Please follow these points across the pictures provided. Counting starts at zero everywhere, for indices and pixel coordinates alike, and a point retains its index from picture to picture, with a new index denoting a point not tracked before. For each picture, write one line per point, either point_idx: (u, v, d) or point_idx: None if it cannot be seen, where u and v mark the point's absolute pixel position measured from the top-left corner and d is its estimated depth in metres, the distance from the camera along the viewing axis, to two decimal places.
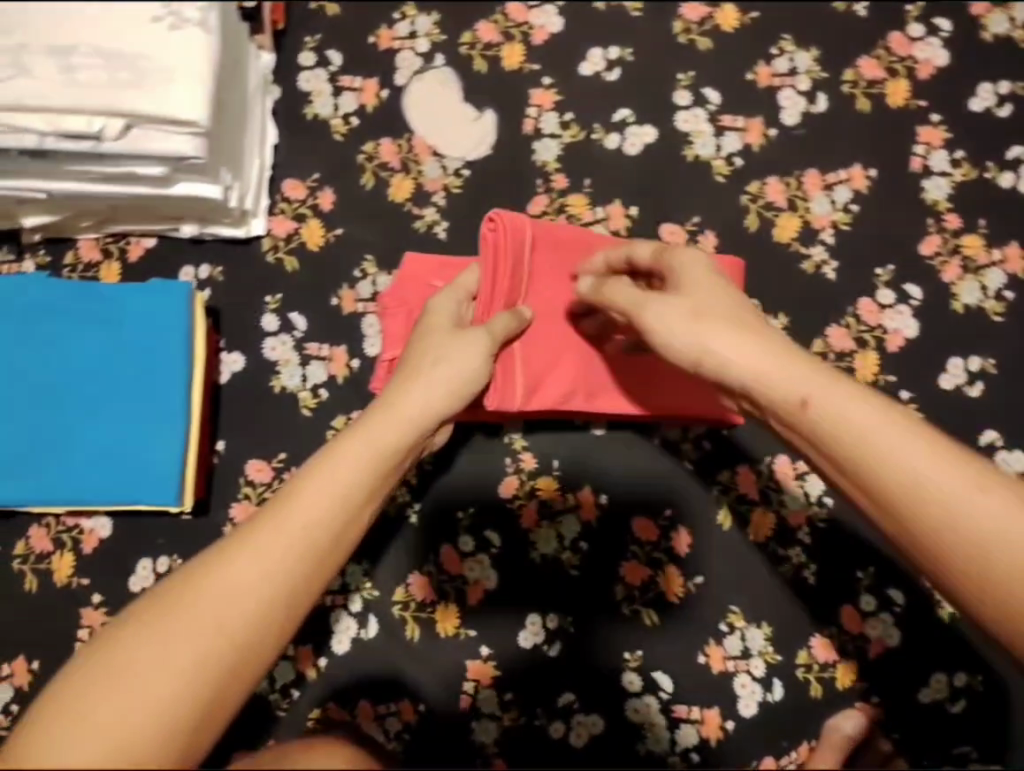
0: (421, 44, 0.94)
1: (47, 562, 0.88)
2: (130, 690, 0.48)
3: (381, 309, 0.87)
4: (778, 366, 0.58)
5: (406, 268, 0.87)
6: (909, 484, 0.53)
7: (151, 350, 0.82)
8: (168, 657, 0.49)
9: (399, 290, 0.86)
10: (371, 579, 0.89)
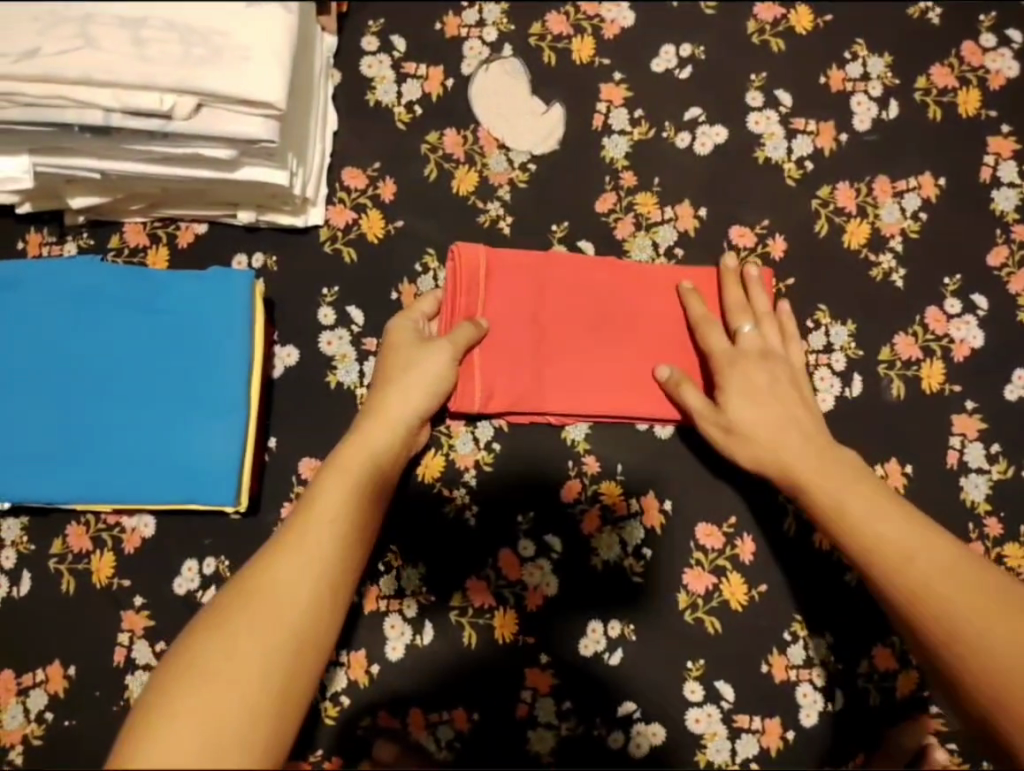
0: (489, 33, 0.92)
1: (86, 561, 0.84)
2: (200, 696, 0.52)
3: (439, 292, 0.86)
4: (783, 435, 0.78)
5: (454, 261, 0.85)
6: (873, 539, 0.72)
7: (207, 340, 0.79)
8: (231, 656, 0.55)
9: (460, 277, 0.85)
10: (427, 583, 0.86)
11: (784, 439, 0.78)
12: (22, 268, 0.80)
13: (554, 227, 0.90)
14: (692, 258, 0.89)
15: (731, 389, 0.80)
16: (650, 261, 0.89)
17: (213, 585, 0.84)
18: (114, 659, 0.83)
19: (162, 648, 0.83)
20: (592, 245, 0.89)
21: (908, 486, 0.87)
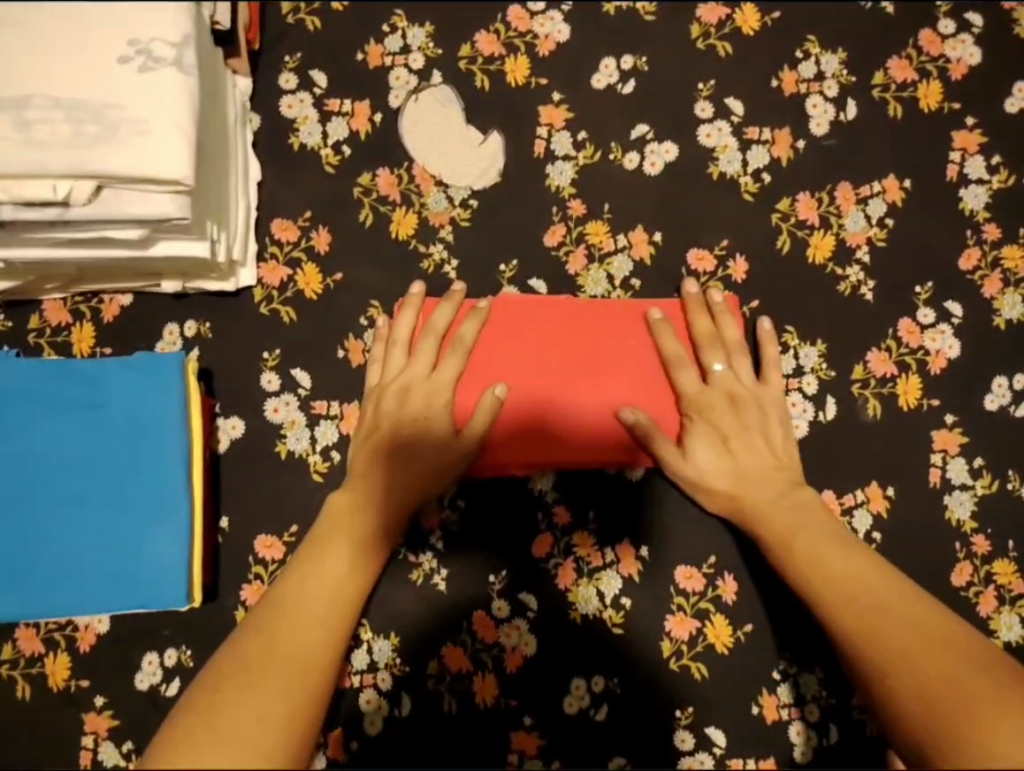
0: (415, 59, 0.86)
1: (39, 664, 0.79)
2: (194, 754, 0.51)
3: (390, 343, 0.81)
4: (766, 493, 0.77)
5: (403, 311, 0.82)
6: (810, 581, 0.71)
7: (139, 430, 0.74)
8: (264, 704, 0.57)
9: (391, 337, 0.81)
10: (401, 653, 0.82)
11: (745, 483, 0.78)
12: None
13: (502, 267, 0.84)
14: (651, 288, 0.84)
15: (687, 431, 0.79)
16: (607, 294, 0.84)
17: (177, 677, 0.80)
18: (80, 763, 0.79)
19: (129, 746, 0.79)
20: (544, 283, 0.84)
21: (890, 509, 0.83)
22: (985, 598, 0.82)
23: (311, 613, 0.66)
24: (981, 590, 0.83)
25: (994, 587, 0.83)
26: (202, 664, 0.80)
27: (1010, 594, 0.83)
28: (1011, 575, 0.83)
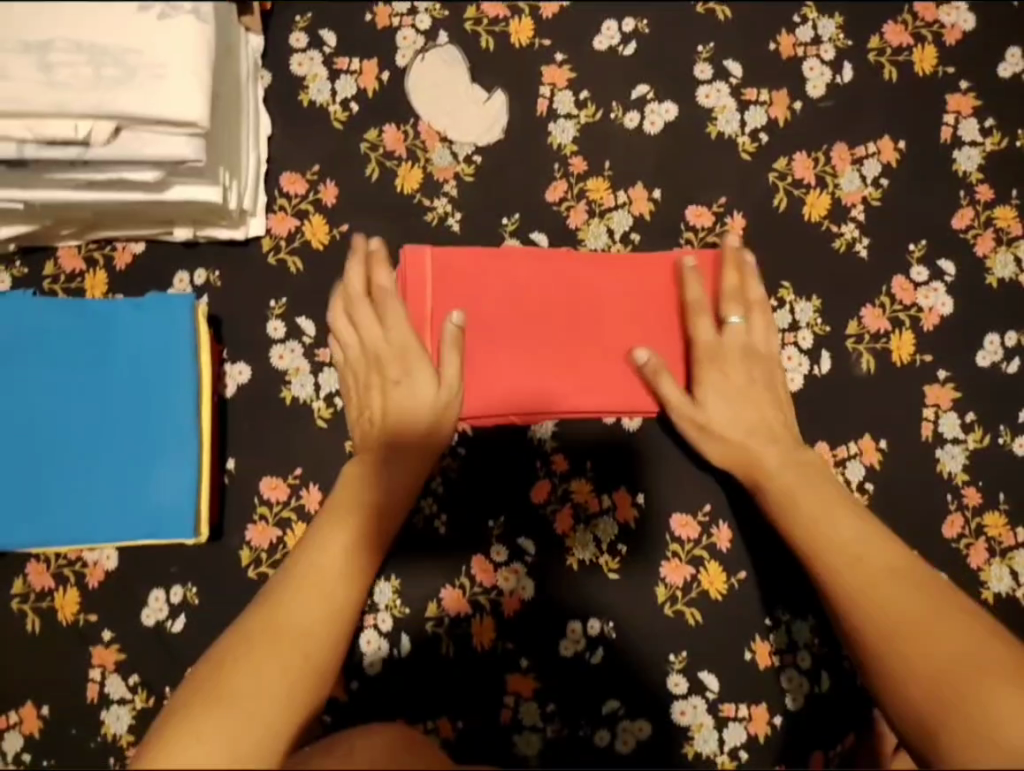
0: (422, 20, 0.88)
1: (49, 599, 0.82)
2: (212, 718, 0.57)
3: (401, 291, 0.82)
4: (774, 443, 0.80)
5: (404, 266, 0.82)
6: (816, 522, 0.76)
7: (152, 369, 0.76)
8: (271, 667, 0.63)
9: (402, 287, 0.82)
10: (401, 595, 0.84)
11: (755, 431, 0.80)
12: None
13: (505, 221, 0.87)
14: (649, 243, 0.86)
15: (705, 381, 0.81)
16: (606, 248, 0.86)
17: (182, 614, 0.82)
18: (87, 695, 0.81)
19: (135, 680, 0.81)
20: (545, 237, 0.86)
21: (883, 462, 0.85)
22: (976, 550, 0.84)
23: (320, 580, 0.72)
24: (971, 542, 0.84)
25: (984, 539, 0.84)
26: (207, 602, 0.82)
27: (999, 546, 0.84)
28: (1001, 528, 0.84)
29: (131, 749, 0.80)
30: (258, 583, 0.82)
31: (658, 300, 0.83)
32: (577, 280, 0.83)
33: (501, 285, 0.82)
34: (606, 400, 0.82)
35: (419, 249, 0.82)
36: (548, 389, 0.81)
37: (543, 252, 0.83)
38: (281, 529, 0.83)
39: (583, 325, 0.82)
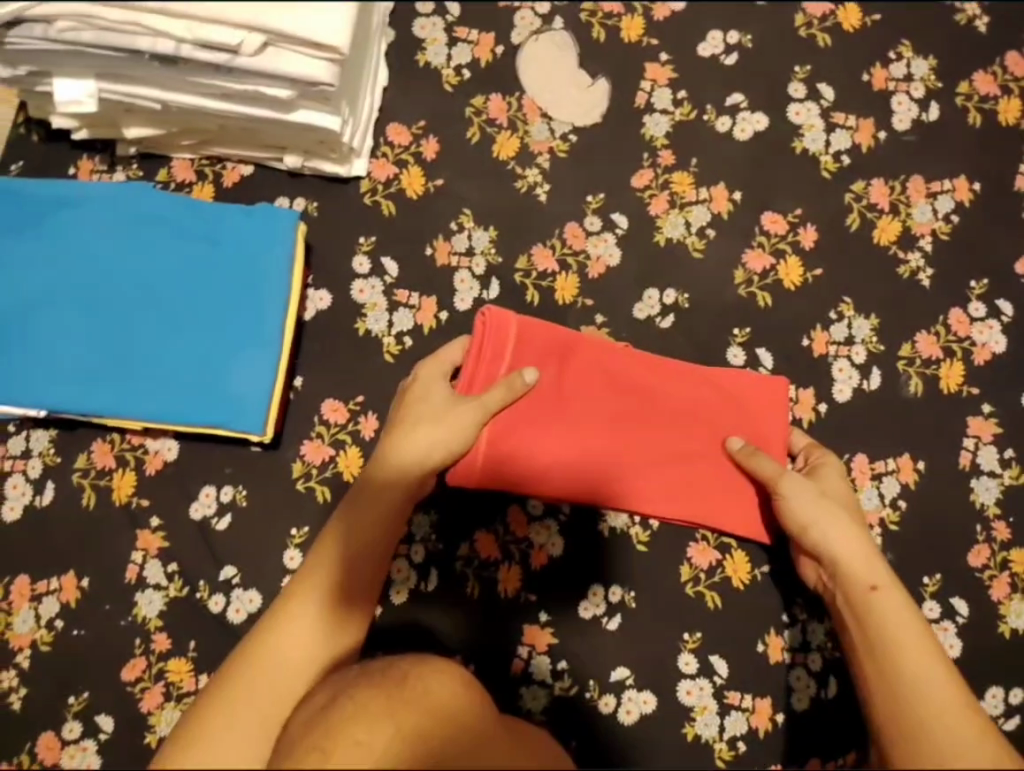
0: (542, 6, 0.95)
1: (108, 477, 0.86)
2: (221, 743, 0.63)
3: (474, 350, 0.82)
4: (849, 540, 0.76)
5: (483, 324, 0.82)
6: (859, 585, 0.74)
7: (253, 268, 0.81)
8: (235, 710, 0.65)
9: (481, 346, 0.81)
10: (436, 531, 0.87)
11: (868, 563, 0.75)
12: (76, 191, 0.82)
13: (590, 198, 0.91)
14: (724, 240, 0.91)
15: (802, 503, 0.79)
16: (682, 238, 0.91)
17: (229, 513, 0.85)
18: (125, 576, 0.84)
19: (173, 568, 0.84)
20: (625, 218, 0.91)
21: (918, 483, 0.87)
22: (998, 583, 0.85)
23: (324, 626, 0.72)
24: (995, 575, 0.86)
25: (1008, 574, 0.86)
26: (255, 505, 0.85)
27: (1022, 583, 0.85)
28: None
29: (158, 633, 0.83)
30: (305, 497, 0.86)
31: (719, 420, 0.85)
32: (612, 431, 0.83)
33: (564, 368, 0.83)
34: (651, 501, 0.83)
35: (503, 313, 0.82)
36: (593, 478, 0.83)
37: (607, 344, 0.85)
38: (335, 449, 0.87)
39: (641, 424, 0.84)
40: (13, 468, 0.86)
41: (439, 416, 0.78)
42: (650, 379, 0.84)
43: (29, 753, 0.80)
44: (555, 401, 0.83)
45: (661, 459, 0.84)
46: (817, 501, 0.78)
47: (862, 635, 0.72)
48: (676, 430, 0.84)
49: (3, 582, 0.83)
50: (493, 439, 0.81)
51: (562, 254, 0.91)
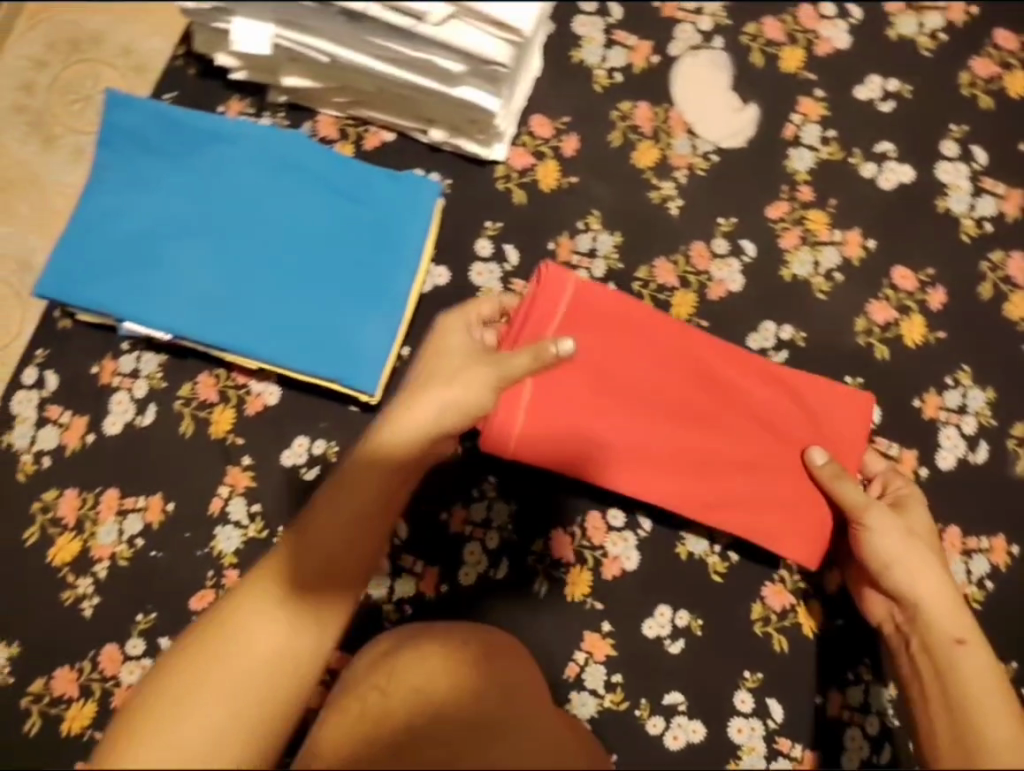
0: (704, 22, 0.93)
1: (208, 410, 0.87)
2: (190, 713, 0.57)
3: (528, 302, 0.80)
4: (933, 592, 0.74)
5: (542, 279, 0.81)
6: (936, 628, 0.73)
7: (391, 228, 0.82)
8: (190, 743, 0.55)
9: (533, 304, 0.80)
10: (514, 521, 0.87)
11: (941, 601, 0.74)
12: (222, 128, 0.83)
13: (721, 221, 0.91)
14: (851, 286, 0.89)
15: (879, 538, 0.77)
16: (808, 277, 0.89)
17: (319, 466, 0.87)
18: (209, 507, 0.86)
19: (256, 509, 0.86)
20: (754, 247, 0.90)
21: (1009, 567, 0.85)
22: None
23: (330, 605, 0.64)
24: None
25: None
26: (344, 463, 0.87)
27: None
28: None
29: (231, 570, 0.85)
30: None
31: (787, 431, 0.82)
32: (665, 418, 0.81)
33: (630, 341, 0.81)
34: (697, 495, 0.81)
35: (561, 272, 0.80)
36: (636, 464, 0.81)
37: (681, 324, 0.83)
38: None
39: (704, 420, 0.81)
40: (119, 384, 0.87)
41: (454, 374, 0.73)
42: (710, 364, 0.82)
43: (90, 661, 0.82)
44: (607, 379, 0.81)
45: (714, 458, 0.81)
46: (905, 541, 0.76)
47: (937, 681, 0.71)
48: (734, 427, 0.82)
49: (93, 491, 0.85)
50: (537, 402, 0.79)
51: (684, 271, 0.90)
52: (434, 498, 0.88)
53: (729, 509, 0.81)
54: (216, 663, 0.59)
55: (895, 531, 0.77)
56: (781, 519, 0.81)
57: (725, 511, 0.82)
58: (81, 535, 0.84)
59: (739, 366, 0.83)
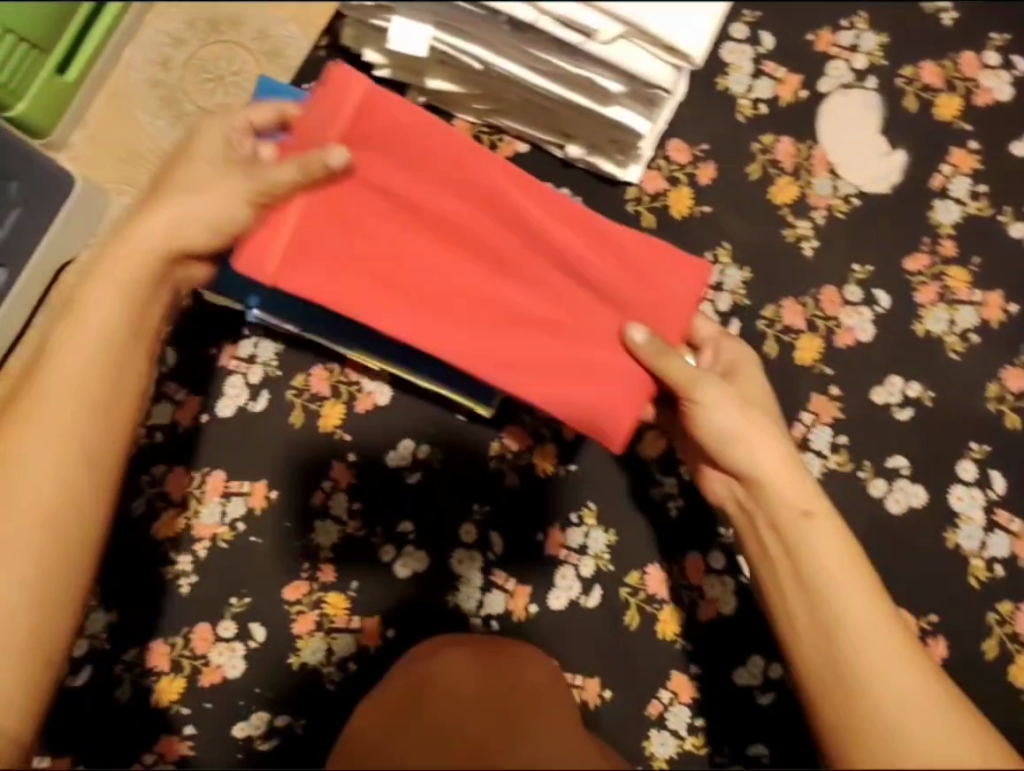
0: (859, 60, 0.90)
1: (318, 404, 0.88)
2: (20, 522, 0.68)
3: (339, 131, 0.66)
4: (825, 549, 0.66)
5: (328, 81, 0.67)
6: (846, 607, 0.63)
7: None
8: (31, 488, 0.69)
9: (327, 112, 0.66)
10: (610, 551, 0.87)
11: (848, 554, 0.66)
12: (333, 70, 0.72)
13: (856, 268, 0.88)
14: (985, 349, 0.86)
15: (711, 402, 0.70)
16: (941, 335, 0.87)
17: (421, 470, 0.87)
18: (311, 499, 0.86)
19: (356, 507, 0.86)
20: (887, 298, 0.88)
21: None
22: None
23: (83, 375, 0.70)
24: None
25: None
26: (448, 470, 0.87)
27: None
28: None
29: (326, 564, 0.85)
30: (496, 478, 0.87)
31: (604, 280, 0.70)
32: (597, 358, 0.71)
33: (493, 219, 0.69)
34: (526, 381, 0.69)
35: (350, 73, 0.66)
36: (412, 313, 0.68)
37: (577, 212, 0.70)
38: (535, 441, 0.88)
39: (472, 244, 0.69)
40: (235, 367, 0.88)
41: (199, 184, 0.70)
42: (551, 228, 0.69)
43: (183, 637, 0.84)
44: (382, 206, 0.68)
45: (461, 282, 0.69)
46: (744, 414, 0.70)
47: (813, 598, 0.65)
48: (532, 277, 0.70)
49: (201, 470, 0.86)
50: (304, 226, 0.67)
51: (812, 315, 0.88)
52: (532, 519, 0.87)
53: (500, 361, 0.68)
54: (32, 432, 0.69)
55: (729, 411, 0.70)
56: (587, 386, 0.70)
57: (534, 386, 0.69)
58: (185, 513, 0.85)
59: (567, 218, 0.70)
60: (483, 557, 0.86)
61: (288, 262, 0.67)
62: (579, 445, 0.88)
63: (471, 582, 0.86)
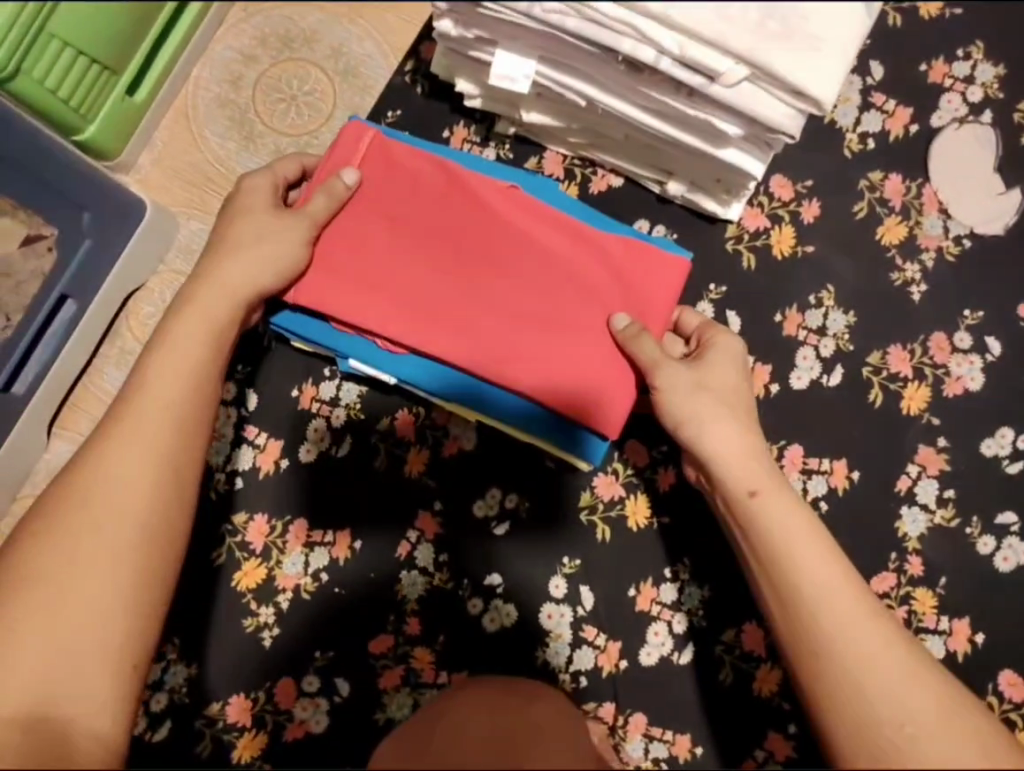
0: (974, 92, 0.90)
1: (404, 449, 0.85)
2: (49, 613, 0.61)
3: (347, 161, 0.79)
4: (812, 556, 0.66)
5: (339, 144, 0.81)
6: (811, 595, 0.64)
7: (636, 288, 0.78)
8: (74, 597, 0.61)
9: (340, 155, 0.79)
10: (704, 606, 0.83)
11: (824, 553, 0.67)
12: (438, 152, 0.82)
13: (966, 313, 0.85)
14: None
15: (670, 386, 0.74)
16: None
17: (509, 520, 0.84)
18: (397, 551, 0.83)
19: (443, 558, 0.83)
20: (999, 345, 0.85)
21: None
22: None
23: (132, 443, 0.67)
24: None
25: None
26: (537, 522, 0.84)
27: None
28: None
29: (412, 616, 0.83)
30: (586, 529, 0.84)
31: (583, 272, 0.77)
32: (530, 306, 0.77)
33: (500, 236, 0.78)
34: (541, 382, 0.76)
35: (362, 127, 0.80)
36: (434, 326, 0.76)
37: (530, 198, 0.79)
38: (626, 491, 0.84)
39: (476, 254, 0.77)
40: (318, 411, 0.85)
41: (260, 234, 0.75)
42: (474, 183, 0.78)
43: (265, 691, 0.82)
44: (387, 221, 0.78)
45: (470, 286, 0.77)
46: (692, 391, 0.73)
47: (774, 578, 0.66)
48: (523, 275, 0.77)
49: (283, 520, 0.84)
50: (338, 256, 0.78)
51: (920, 361, 0.85)
52: (625, 572, 0.84)
53: (494, 350, 0.76)
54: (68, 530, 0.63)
55: (731, 442, 0.72)
56: (573, 368, 0.76)
57: (549, 387, 0.76)
58: (267, 563, 0.83)
59: (564, 230, 0.79)
60: (573, 611, 0.83)
61: (326, 287, 0.77)
62: (673, 497, 0.84)
63: (560, 637, 0.83)
